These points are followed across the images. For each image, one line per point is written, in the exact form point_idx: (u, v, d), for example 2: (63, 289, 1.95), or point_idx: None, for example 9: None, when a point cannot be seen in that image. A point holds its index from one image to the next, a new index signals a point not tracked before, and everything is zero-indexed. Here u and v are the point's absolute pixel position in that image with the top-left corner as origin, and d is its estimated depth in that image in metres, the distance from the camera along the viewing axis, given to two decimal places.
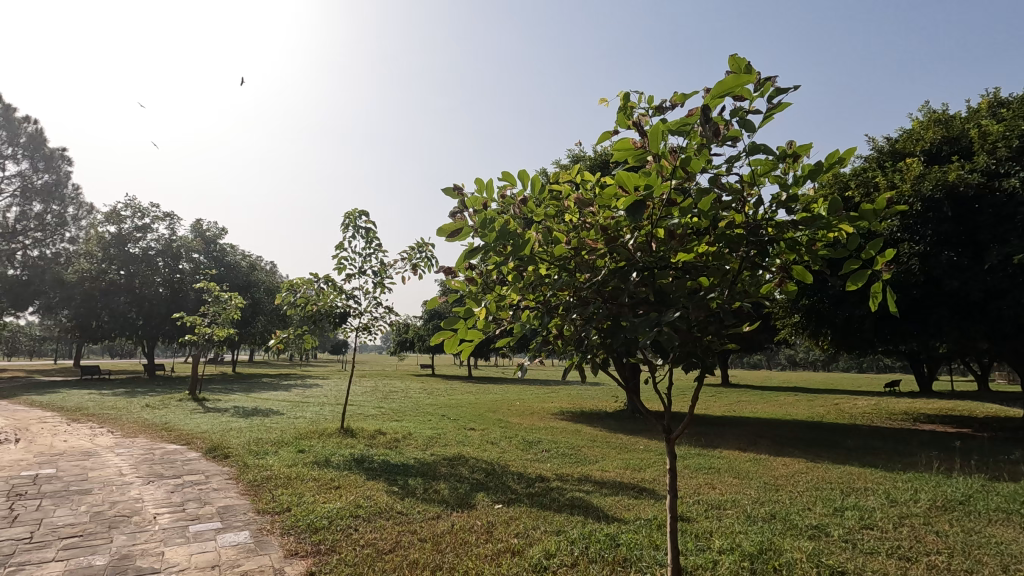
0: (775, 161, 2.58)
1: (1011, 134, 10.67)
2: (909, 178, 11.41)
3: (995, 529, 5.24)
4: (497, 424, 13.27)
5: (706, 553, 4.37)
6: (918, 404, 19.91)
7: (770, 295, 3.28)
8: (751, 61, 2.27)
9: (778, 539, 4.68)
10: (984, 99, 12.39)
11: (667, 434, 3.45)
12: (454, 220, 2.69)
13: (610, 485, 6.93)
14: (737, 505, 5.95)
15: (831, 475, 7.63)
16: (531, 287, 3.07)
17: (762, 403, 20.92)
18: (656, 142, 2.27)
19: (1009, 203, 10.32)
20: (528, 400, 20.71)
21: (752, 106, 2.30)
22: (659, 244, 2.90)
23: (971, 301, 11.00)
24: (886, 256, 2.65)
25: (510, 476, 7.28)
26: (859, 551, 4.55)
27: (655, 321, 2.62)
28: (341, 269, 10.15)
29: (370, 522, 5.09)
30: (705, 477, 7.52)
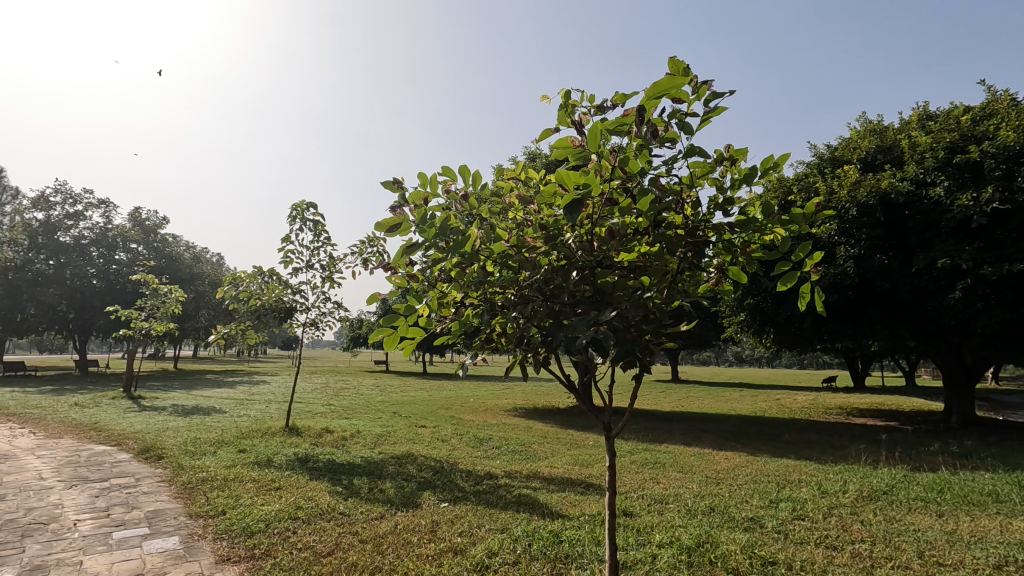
0: (711, 163, 2.64)
1: (937, 145, 11.37)
2: (845, 185, 11.96)
3: (914, 516, 5.58)
4: (449, 420, 13.16)
5: (646, 547, 4.45)
6: (852, 399, 21.03)
7: (708, 294, 3.35)
8: (690, 64, 2.32)
9: (716, 532, 4.82)
10: (914, 111, 13.13)
11: (607, 430, 3.47)
12: (394, 214, 2.61)
13: (558, 481, 6.99)
14: (679, 499, 6.09)
15: (769, 468, 7.95)
16: (475, 285, 3.04)
17: (709, 398, 21.63)
18: (595, 141, 2.25)
19: (934, 209, 11.03)
20: (483, 396, 20.70)
21: (689, 109, 2.34)
22: (601, 243, 2.93)
23: (899, 302, 11.67)
24: (816, 258, 2.74)
25: (459, 474, 7.24)
26: (790, 541, 4.74)
27: (593, 320, 2.62)
28: (287, 262, 9.80)
29: (310, 523, 4.95)
30: (649, 472, 7.68)
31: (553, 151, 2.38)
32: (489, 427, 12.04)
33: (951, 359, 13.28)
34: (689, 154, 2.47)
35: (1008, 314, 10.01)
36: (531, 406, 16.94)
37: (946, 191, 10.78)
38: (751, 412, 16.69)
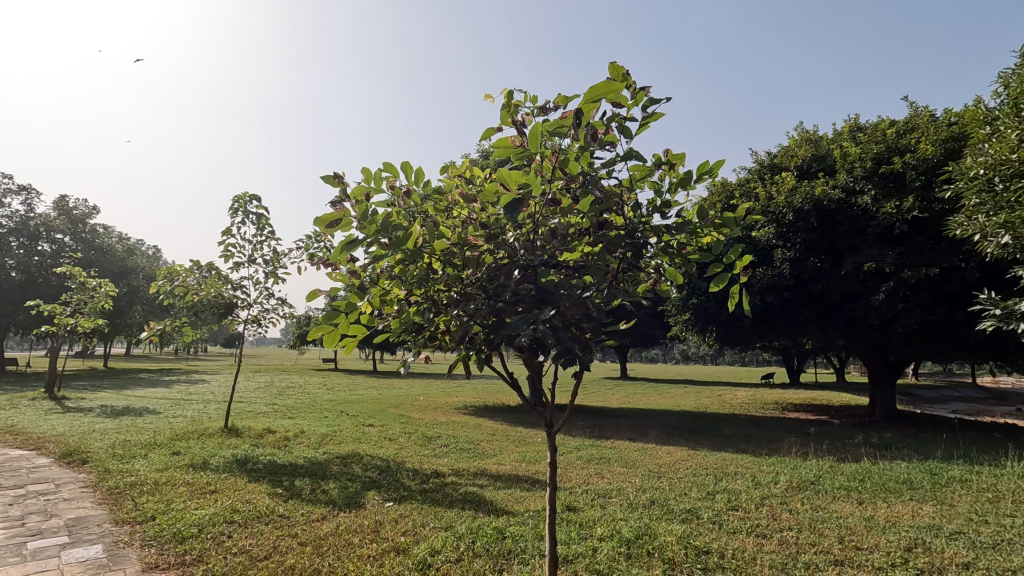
0: (649, 167, 2.73)
1: (865, 156, 12.13)
2: (783, 191, 12.54)
3: (838, 504, 5.93)
4: (398, 419, 12.99)
5: (588, 541, 4.54)
6: (787, 394, 22.13)
7: (647, 294, 3.45)
8: (628, 70, 2.39)
9: (654, 524, 4.98)
10: (847, 124, 13.94)
11: (549, 427, 3.51)
12: (335, 209, 2.56)
13: (505, 478, 7.04)
14: (622, 493, 6.25)
15: (708, 462, 8.26)
16: (418, 282, 3.03)
17: (656, 395, 22.26)
18: (535, 142, 2.27)
19: (862, 216, 11.78)
20: (433, 394, 20.51)
21: (629, 113, 2.40)
22: (544, 243, 2.98)
23: (830, 303, 12.35)
24: (746, 261, 2.88)
25: (405, 473, 7.16)
26: (724, 531, 4.95)
27: (533, 318, 2.64)
28: (227, 257, 9.40)
29: (246, 527, 4.79)
30: (595, 467, 7.84)
31: (494, 150, 2.39)
32: (438, 426, 11.96)
33: (876, 356, 14.17)
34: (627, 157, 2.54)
35: (926, 315, 10.74)
36: (482, 404, 16.96)
37: (873, 199, 11.52)
38: (694, 407, 17.28)
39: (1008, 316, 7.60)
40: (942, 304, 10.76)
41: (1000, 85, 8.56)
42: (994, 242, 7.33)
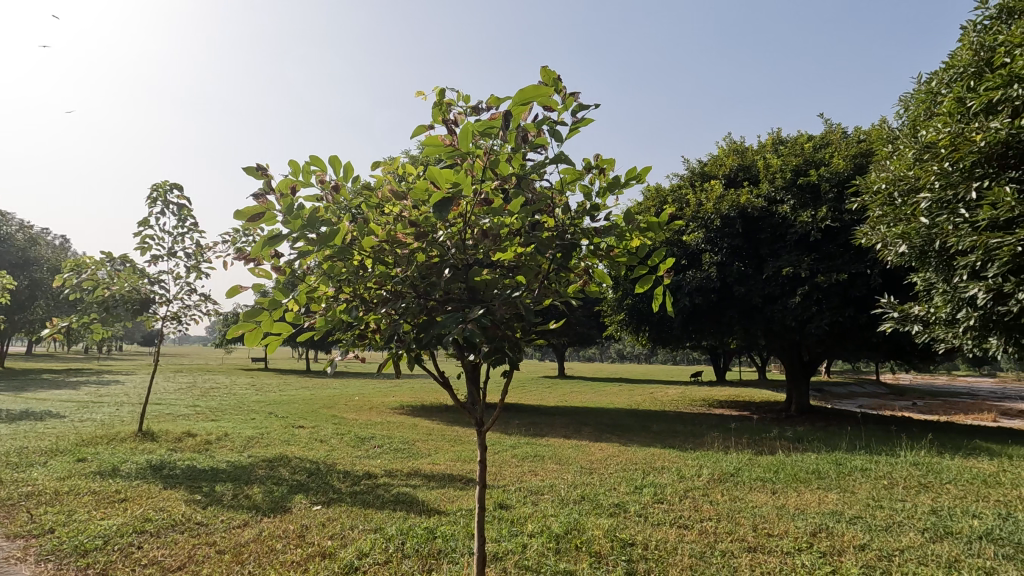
0: (579, 171, 2.81)
1: (785, 168, 12.96)
2: (711, 198, 13.19)
3: (754, 495, 6.30)
4: (330, 420, 12.62)
5: (518, 537, 4.60)
6: (714, 391, 23.31)
7: (577, 294, 3.52)
8: (559, 75, 2.44)
9: (584, 519, 5.11)
10: (770, 136, 14.80)
11: (479, 425, 3.53)
12: (257, 202, 2.45)
13: (439, 478, 6.99)
14: (554, 490, 6.37)
15: (637, 457, 8.56)
16: (347, 279, 2.96)
17: (591, 393, 22.83)
18: (466, 142, 2.27)
19: (782, 224, 12.60)
20: (369, 394, 20.09)
21: (559, 118, 2.46)
22: (475, 243, 2.99)
23: (752, 305, 13.09)
24: (668, 264, 3.02)
25: (335, 475, 6.97)
26: (649, 523, 5.15)
27: (462, 317, 2.63)
28: (144, 249, 8.80)
29: (159, 536, 4.52)
30: (529, 465, 7.96)
31: (424, 148, 2.38)
32: (372, 426, 11.72)
33: (793, 355, 15.16)
34: (557, 159, 2.59)
35: (835, 316, 11.58)
36: (420, 404, 16.77)
37: (791, 208, 12.32)
38: (627, 405, 17.84)
39: (904, 318, 8.36)
40: (850, 307, 11.63)
41: (900, 108, 9.38)
42: (893, 251, 8.04)
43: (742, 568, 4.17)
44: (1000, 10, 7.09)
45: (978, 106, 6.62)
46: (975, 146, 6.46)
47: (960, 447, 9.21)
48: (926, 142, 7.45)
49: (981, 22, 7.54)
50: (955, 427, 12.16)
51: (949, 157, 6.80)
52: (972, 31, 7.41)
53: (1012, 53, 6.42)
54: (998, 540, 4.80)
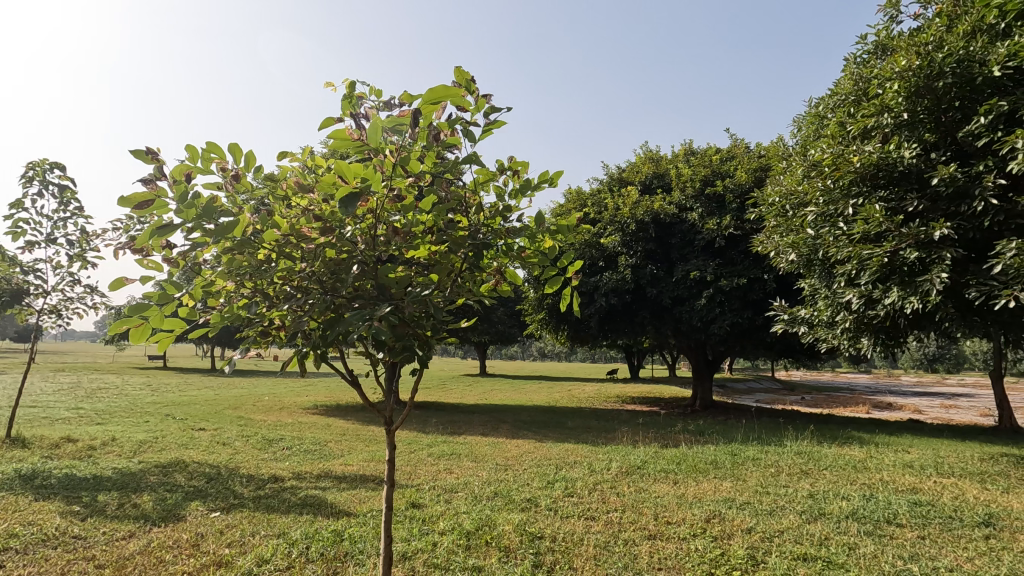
0: (492, 172, 2.86)
1: (695, 178, 13.80)
2: (627, 203, 13.78)
3: (657, 485, 6.68)
4: (235, 422, 11.90)
5: (428, 536, 4.59)
6: (627, 389, 24.33)
7: (489, 294, 3.55)
8: (471, 76, 2.47)
9: (495, 514, 5.19)
10: (682, 147, 15.66)
11: (388, 425, 3.49)
12: (145, 189, 2.27)
13: (350, 479, 6.81)
14: (468, 487, 6.40)
15: (551, 453, 8.78)
16: (248, 274, 2.81)
17: (511, 391, 23.12)
18: (375, 137, 2.24)
19: (690, 230, 13.45)
20: (280, 394, 19.17)
21: (472, 118, 2.48)
22: (385, 240, 2.95)
23: (663, 306, 13.80)
24: (577, 266, 3.16)
25: (237, 480, 6.60)
26: (558, 516, 5.31)
27: (368, 315, 2.58)
28: (16, 234, 7.87)
29: (25, 554, 4.08)
30: (444, 463, 7.94)
31: (331, 141, 2.31)
32: (282, 427, 11.20)
33: (699, 354, 16.16)
34: (469, 159, 2.62)
35: (735, 318, 12.49)
36: (334, 403, 16.22)
37: (699, 216, 13.17)
38: (545, 402, 18.24)
39: (793, 320, 9.16)
40: (748, 309, 12.58)
41: (794, 128, 10.25)
42: (784, 258, 8.80)
43: (642, 555, 4.40)
44: (876, 46, 7.94)
45: (856, 130, 7.38)
46: (852, 166, 7.18)
47: (836, 436, 10.24)
48: (813, 161, 8.20)
49: (860, 55, 8.40)
50: (834, 420, 13.48)
51: (831, 175, 7.50)
52: (853, 63, 8.24)
53: (883, 85, 7.22)
54: (861, 518, 5.40)
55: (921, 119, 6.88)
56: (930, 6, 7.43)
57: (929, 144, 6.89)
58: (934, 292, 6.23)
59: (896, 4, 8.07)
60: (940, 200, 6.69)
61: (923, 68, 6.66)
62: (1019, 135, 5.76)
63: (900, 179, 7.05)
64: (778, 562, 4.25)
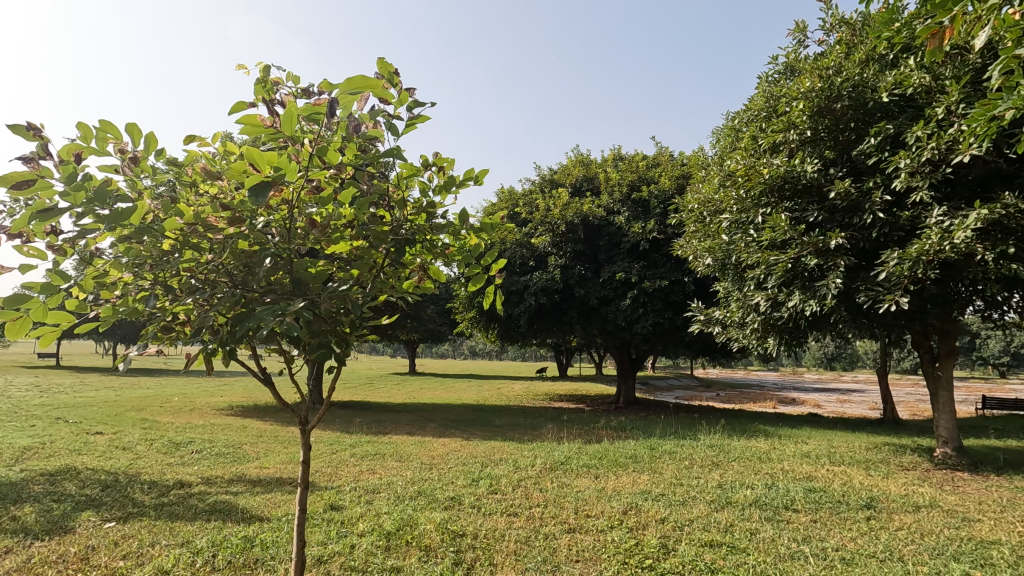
0: (416, 166, 2.82)
1: (622, 182, 14.28)
2: (558, 204, 14.04)
3: (579, 480, 6.86)
4: (138, 425, 11.03)
5: (347, 538, 4.48)
6: (556, 387, 24.79)
7: (411, 290, 3.50)
8: (395, 68, 2.43)
9: (417, 514, 5.13)
10: (611, 152, 16.15)
11: (303, 425, 3.36)
12: (25, 168, 2.06)
13: (265, 483, 6.50)
14: (391, 487, 6.29)
15: (477, 451, 8.80)
16: (149, 264, 2.62)
17: (440, 390, 22.93)
18: (290, 125, 2.15)
19: (617, 233, 13.93)
20: (191, 395, 17.96)
21: (395, 111, 2.44)
22: (302, 232, 2.83)
23: (589, 305, 14.17)
24: (499, 264, 3.18)
25: (138, 487, 6.12)
26: (481, 513, 5.33)
27: (280, 310, 2.47)
28: None
29: None
30: (367, 463, 7.75)
31: (242, 126, 2.20)
32: (191, 430, 10.50)
33: (623, 352, 16.74)
34: (391, 153, 2.57)
35: (658, 318, 13.04)
36: (252, 404, 15.41)
37: (626, 219, 13.66)
38: (473, 400, 18.25)
39: (708, 320, 9.69)
40: (669, 310, 13.18)
41: (713, 139, 10.84)
42: (701, 262, 9.31)
43: (561, 548, 4.52)
44: (786, 67, 8.54)
45: (766, 144, 7.92)
46: (762, 178, 7.73)
47: (744, 430, 10.96)
48: (728, 171, 8.73)
49: (771, 74, 9.00)
50: (744, 414, 14.39)
51: (744, 184, 8.05)
52: (766, 81, 8.82)
53: (790, 103, 7.76)
54: (762, 505, 5.81)
55: (822, 137, 7.50)
56: (831, 34, 8.09)
57: (828, 160, 7.51)
58: (830, 295, 6.82)
59: (803, 29, 8.74)
60: (837, 212, 7.31)
61: (824, 90, 7.23)
62: (902, 156, 6.41)
63: (803, 192, 7.66)
64: (687, 549, 4.49)
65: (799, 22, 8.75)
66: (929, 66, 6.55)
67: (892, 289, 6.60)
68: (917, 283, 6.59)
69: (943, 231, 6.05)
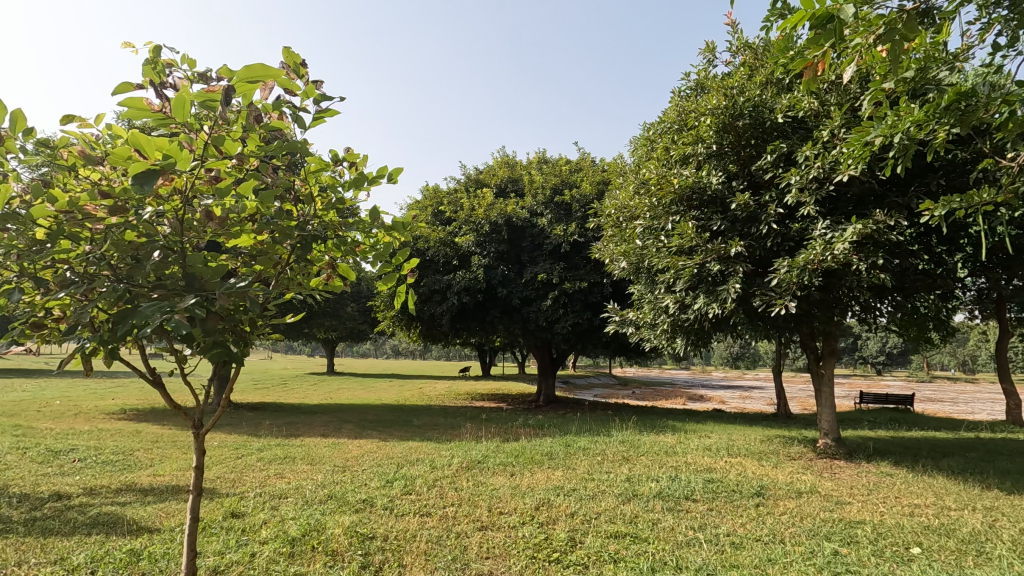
0: (325, 161, 2.75)
1: (546, 185, 14.58)
2: (482, 204, 14.11)
3: (495, 478, 6.94)
4: (8, 432, 9.87)
5: (247, 547, 4.28)
6: (479, 386, 24.82)
7: (319, 289, 3.37)
8: (302, 59, 2.36)
9: (326, 518, 4.98)
10: (536, 155, 16.44)
11: (197, 428, 3.16)
12: None
13: (158, 491, 6.05)
14: (299, 491, 6.06)
15: (394, 452, 8.67)
16: (17, 253, 2.38)
17: (360, 390, 22.29)
18: (181, 110, 2.04)
19: (539, 235, 14.22)
20: (74, 398, 16.29)
21: (301, 103, 2.37)
22: (199, 225, 2.67)
23: (511, 305, 14.32)
24: (412, 263, 3.14)
25: (5, 501, 5.49)
26: (394, 515, 5.26)
27: (169, 307, 2.31)
28: None
29: None
30: (275, 468, 7.41)
31: (126, 108, 2.04)
32: (74, 437, 9.54)
33: (544, 351, 17.06)
34: (297, 146, 2.48)
35: (577, 318, 13.41)
36: (148, 407, 14.25)
37: (548, 222, 13.96)
38: (393, 400, 17.91)
39: (623, 321, 10.08)
40: (588, 311, 13.57)
41: (630, 148, 11.31)
42: (617, 265, 9.71)
43: (471, 546, 4.56)
44: (696, 84, 9.10)
45: (677, 155, 8.39)
46: (673, 187, 8.19)
47: (654, 425, 11.51)
48: (643, 179, 9.17)
49: (684, 90, 9.55)
50: (655, 411, 15.12)
51: (656, 193, 8.49)
52: (679, 96, 9.32)
53: (699, 118, 8.28)
54: (666, 496, 6.16)
55: (726, 152, 8.07)
56: (737, 56, 8.69)
57: (732, 173, 8.07)
58: (730, 300, 7.32)
59: (713, 50, 9.33)
60: (737, 222, 7.88)
61: (728, 108, 7.77)
62: (793, 173, 7.03)
63: (709, 202, 8.20)
64: (593, 541, 4.67)
65: (709, 43, 9.34)
66: (817, 93, 7.22)
67: (783, 295, 7.21)
68: (804, 289, 7.24)
69: (825, 242, 6.70)
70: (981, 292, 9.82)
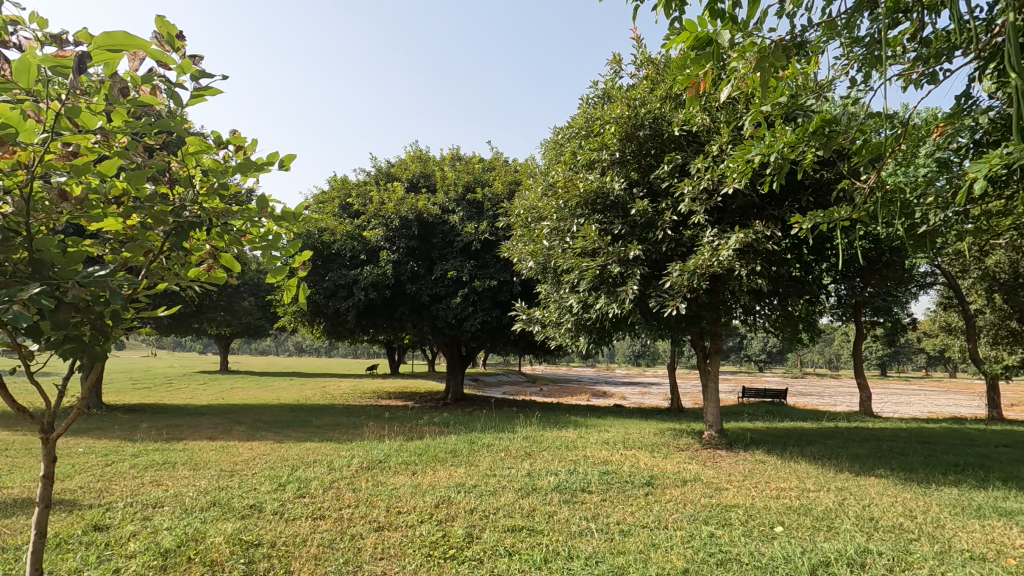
0: (206, 143, 2.54)
1: (458, 182, 14.53)
2: (393, 199, 13.78)
3: (396, 477, 6.82)
4: None
5: (110, 562, 3.90)
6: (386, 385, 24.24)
7: (199, 281, 3.08)
8: (178, 31, 2.16)
9: (206, 526, 4.65)
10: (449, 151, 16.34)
11: (45, 434, 2.82)
12: None
13: (3, 506, 5.31)
14: (178, 499, 5.60)
15: (289, 454, 8.24)
16: None
17: (256, 390, 20.95)
18: (24, 74, 1.81)
19: (450, 232, 14.15)
20: None
21: (176, 79, 2.17)
22: (50, 204, 2.39)
23: (420, 302, 14.13)
24: (305, 257, 2.95)
25: None
26: (283, 519, 5.02)
27: (7, 296, 2.02)
28: None
29: None
30: (152, 475, 6.79)
31: None
32: None
33: (453, 349, 16.98)
34: (171, 125, 2.27)
35: (485, 315, 13.49)
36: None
37: (459, 219, 13.94)
38: (291, 400, 17.01)
39: (529, 319, 10.29)
40: (496, 309, 13.69)
41: (540, 150, 11.55)
42: (524, 264, 9.91)
43: (365, 547, 4.46)
44: (602, 94, 9.49)
45: (584, 160, 8.70)
46: (578, 191, 8.48)
47: (557, 421, 11.86)
48: (551, 181, 9.42)
49: (592, 97, 9.90)
50: (560, 407, 15.58)
51: (563, 195, 8.75)
52: (587, 103, 9.65)
53: (604, 126, 8.66)
54: (563, 489, 6.37)
55: (628, 160, 8.49)
56: (641, 69, 9.15)
57: (633, 181, 8.51)
58: (628, 300, 7.70)
59: (620, 62, 9.76)
60: (636, 227, 8.31)
61: (630, 118, 8.21)
62: (686, 183, 7.54)
63: (610, 207, 8.57)
64: (490, 536, 4.74)
65: (616, 54, 9.75)
66: (709, 110, 7.80)
67: (674, 296, 7.71)
68: (692, 292, 7.78)
69: (712, 249, 7.25)
70: (841, 298, 11.10)
